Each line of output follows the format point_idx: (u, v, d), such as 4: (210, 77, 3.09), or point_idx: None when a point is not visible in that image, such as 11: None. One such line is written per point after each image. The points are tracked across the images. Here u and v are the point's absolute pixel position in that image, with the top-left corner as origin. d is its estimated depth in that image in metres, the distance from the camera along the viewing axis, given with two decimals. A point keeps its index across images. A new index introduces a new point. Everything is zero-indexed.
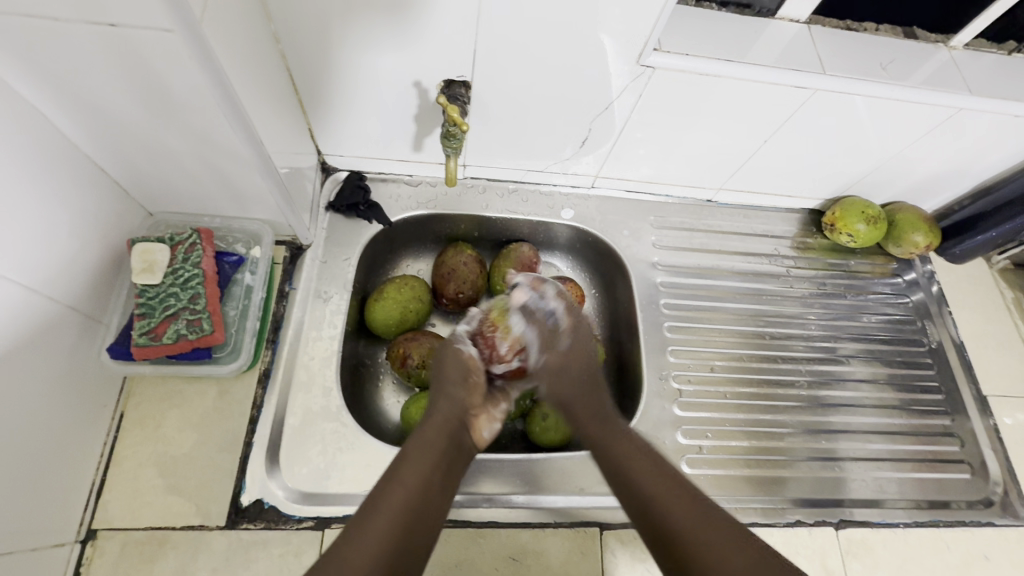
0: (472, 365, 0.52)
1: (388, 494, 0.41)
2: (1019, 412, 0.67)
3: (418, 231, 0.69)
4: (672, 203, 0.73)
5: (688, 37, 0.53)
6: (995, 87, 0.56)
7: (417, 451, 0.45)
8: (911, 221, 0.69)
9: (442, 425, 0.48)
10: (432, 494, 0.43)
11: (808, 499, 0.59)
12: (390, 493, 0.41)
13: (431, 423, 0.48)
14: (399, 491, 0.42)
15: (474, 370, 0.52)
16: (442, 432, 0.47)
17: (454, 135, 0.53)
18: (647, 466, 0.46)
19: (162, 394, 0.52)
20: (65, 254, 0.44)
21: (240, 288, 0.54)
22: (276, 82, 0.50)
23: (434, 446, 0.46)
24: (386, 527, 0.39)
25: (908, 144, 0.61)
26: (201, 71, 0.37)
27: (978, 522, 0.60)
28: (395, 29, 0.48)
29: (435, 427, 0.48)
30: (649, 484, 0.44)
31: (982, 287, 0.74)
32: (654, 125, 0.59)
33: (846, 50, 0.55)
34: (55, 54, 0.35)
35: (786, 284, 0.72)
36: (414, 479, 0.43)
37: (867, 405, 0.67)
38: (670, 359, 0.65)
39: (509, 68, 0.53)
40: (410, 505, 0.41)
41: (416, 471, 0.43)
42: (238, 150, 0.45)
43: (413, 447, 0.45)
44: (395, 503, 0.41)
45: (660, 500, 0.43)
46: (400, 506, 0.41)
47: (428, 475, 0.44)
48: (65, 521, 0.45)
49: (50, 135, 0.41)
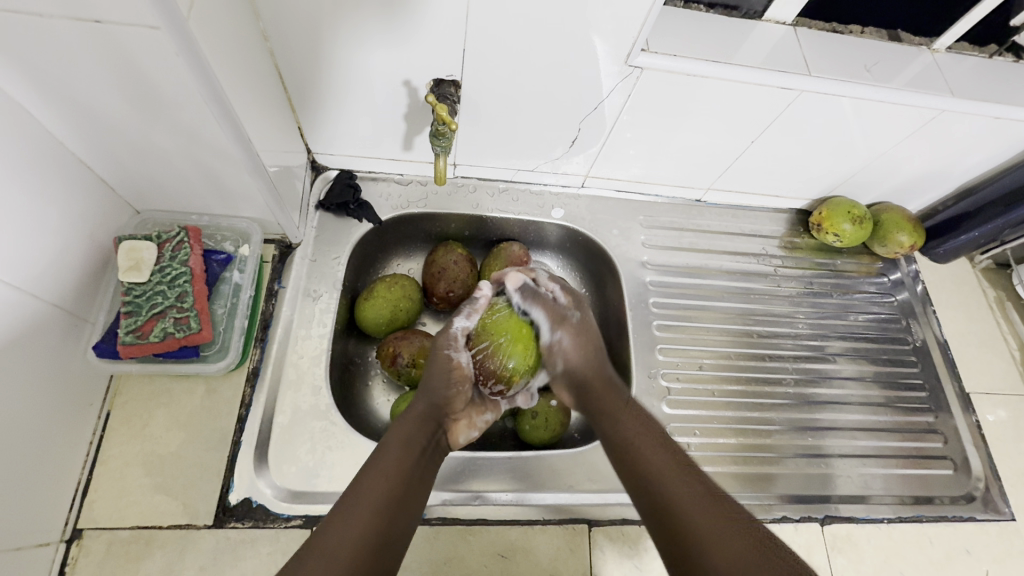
0: (460, 374, 0.51)
1: (366, 487, 0.41)
2: (1001, 409, 0.68)
3: (409, 230, 0.69)
4: (661, 202, 0.74)
5: (675, 38, 0.53)
6: (976, 90, 0.57)
7: (395, 444, 0.45)
8: (897, 221, 0.70)
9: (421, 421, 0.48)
10: (410, 484, 0.43)
11: (796, 496, 0.59)
12: (368, 484, 0.42)
13: (411, 416, 0.48)
14: (379, 484, 0.42)
15: (462, 380, 0.52)
16: (419, 424, 0.48)
17: (443, 133, 0.53)
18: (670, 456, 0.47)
19: (149, 392, 0.52)
20: (51, 253, 0.44)
21: (228, 287, 0.53)
22: (265, 80, 0.50)
23: (412, 437, 0.47)
24: (365, 525, 0.39)
25: (892, 145, 0.62)
26: (186, 66, 0.37)
27: (960, 517, 0.61)
28: (386, 27, 0.48)
29: (414, 421, 0.48)
30: (666, 478, 0.45)
31: (965, 286, 0.76)
32: (643, 125, 0.60)
33: (830, 52, 0.56)
34: (41, 50, 0.35)
35: (774, 283, 0.73)
36: (391, 471, 0.43)
37: (853, 402, 0.67)
38: (658, 357, 0.66)
39: (499, 67, 0.53)
40: (387, 495, 0.41)
41: (392, 463, 0.43)
42: (226, 148, 0.45)
43: (389, 442, 0.45)
44: (373, 496, 0.41)
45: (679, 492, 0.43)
46: (377, 496, 0.41)
47: (406, 468, 0.44)
48: (50, 521, 0.45)
49: (35, 131, 0.41)
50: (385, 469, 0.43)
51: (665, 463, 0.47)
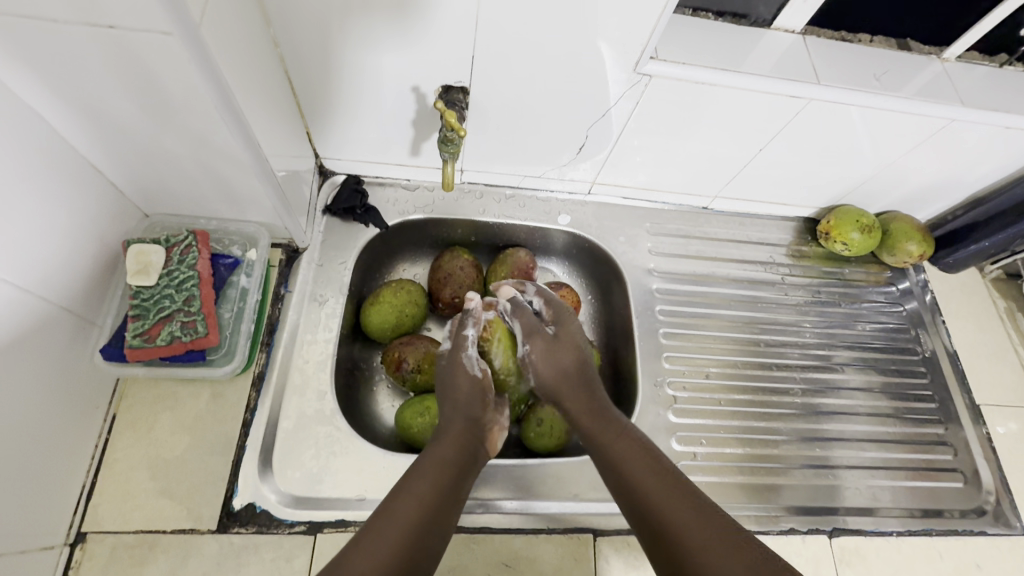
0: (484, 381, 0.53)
1: (401, 507, 0.40)
2: (1012, 422, 0.67)
3: (415, 235, 0.69)
4: (668, 210, 0.73)
5: (684, 46, 0.53)
6: (987, 99, 0.56)
7: (430, 465, 0.44)
8: (905, 230, 0.70)
9: (457, 440, 0.47)
10: (445, 507, 0.42)
11: (803, 507, 0.59)
12: (401, 501, 0.41)
13: (448, 436, 0.48)
14: (412, 502, 0.41)
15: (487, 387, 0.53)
16: (456, 445, 0.47)
17: (451, 140, 0.53)
18: (647, 457, 0.46)
19: (155, 396, 0.52)
20: (59, 255, 0.44)
21: (235, 290, 0.54)
22: (274, 85, 0.50)
23: (447, 456, 0.46)
24: (399, 536, 0.38)
25: (902, 154, 0.62)
26: (198, 72, 0.37)
27: (971, 531, 0.60)
28: (396, 33, 0.48)
29: (450, 439, 0.47)
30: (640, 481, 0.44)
31: (975, 296, 0.75)
32: (651, 132, 0.60)
33: (840, 61, 0.56)
34: (54, 55, 0.35)
35: (781, 292, 0.72)
36: (428, 493, 0.42)
37: (861, 412, 0.67)
38: (665, 365, 0.65)
39: (507, 74, 0.53)
40: (422, 511, 0.40)
41: (428, 484, 0.42)
42: (235, 152, 0.45)
43: (427, 461, 0.45)
44: (406, 512, 0.40)
45: (652, 486, 0.43)
46: (413, 516, 0.40)
47: (442, 489, 0.43)
48: (54, 524, 0.45)
49: (46, 135, 0.41)
50: (421, 488, 0.42)
51: (644, 464, 0.45)
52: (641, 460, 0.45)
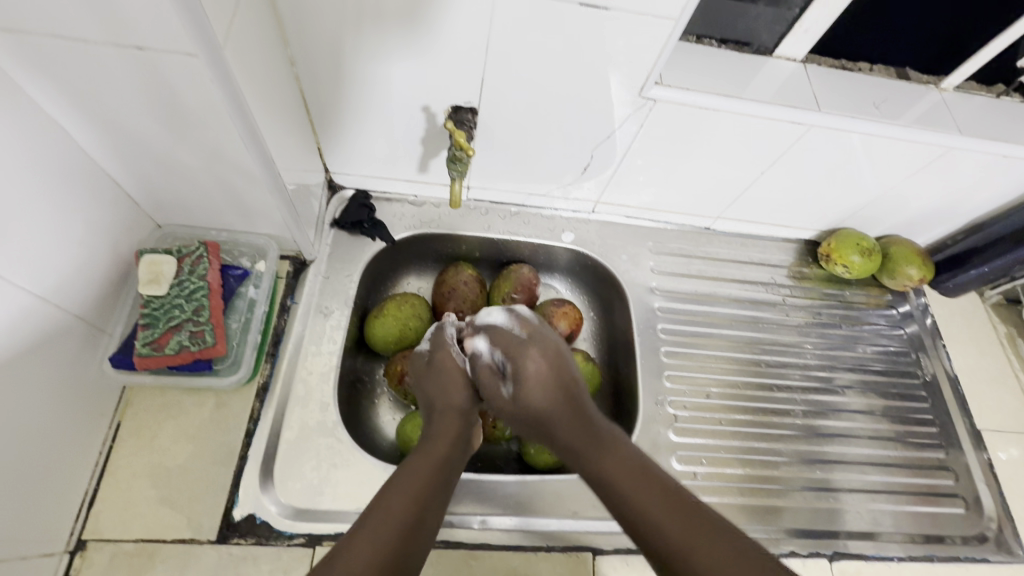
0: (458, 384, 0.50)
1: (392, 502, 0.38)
2: (1013, 448, 0.67)
3: (420, 250, 0.70)
4: (671, 229, 0.74)
5: (689, 72, 0.55)
6: (985, 128, 0.58)
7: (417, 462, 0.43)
8: (905, 253, 0.71)
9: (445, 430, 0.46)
10: (432, 505, 0.40)
11: (802, 529, 0.59)
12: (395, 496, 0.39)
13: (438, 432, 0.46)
14: (402, 496, 0.39)
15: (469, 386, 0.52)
16: (446, 438, 0.46)
17: (459, 158, 0.54)
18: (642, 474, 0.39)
19: (160, 404, 0.53)
20: (74, 264, 0.45)
21: (243, 301, 0.54)
22: (289, 101, 0.51)
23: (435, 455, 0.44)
24: (388, 532, 0.36)
25: (901, 180, 0.63)
26: (218, 89, 0.38)
27: (972, 558, 0.60)
28: (408, 54, 0.50)
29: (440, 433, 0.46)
30: (639, 494, 0.38)
31: (975, 321, 0.75)
32: (654, 153, 0.61)
33: (840, 89, 0.57)
34: (79, 71, 0.37)
35: (782, 313, 0.73)
36: (419, 491, 0.40)
37: (862, 435, 0.67)
38: (666, 384, 0.65)
39: (516, 95, 0.54)
40: (413, 510, 0.39)
41: (418, 480, 0.41)
42: (248, 166, 0.46)
43: (415, 463, 0.43)
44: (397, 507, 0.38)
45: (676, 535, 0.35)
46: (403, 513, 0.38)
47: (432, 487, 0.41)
48: (55, 532, 0.45)
49: (66, 149, 0.42)
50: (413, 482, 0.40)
51: (645, 485, 0.39)
52: (656, 497, 0.37)
